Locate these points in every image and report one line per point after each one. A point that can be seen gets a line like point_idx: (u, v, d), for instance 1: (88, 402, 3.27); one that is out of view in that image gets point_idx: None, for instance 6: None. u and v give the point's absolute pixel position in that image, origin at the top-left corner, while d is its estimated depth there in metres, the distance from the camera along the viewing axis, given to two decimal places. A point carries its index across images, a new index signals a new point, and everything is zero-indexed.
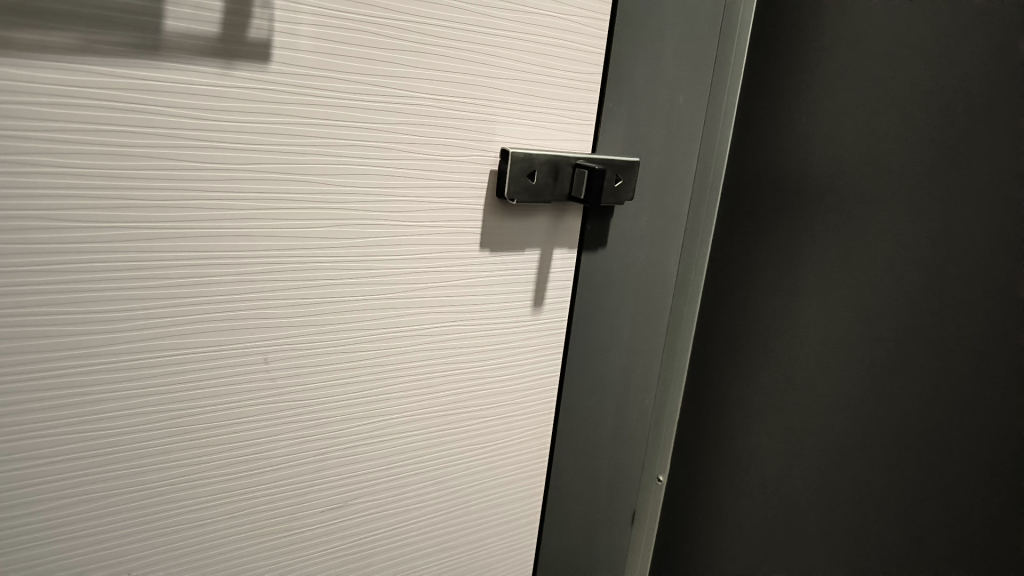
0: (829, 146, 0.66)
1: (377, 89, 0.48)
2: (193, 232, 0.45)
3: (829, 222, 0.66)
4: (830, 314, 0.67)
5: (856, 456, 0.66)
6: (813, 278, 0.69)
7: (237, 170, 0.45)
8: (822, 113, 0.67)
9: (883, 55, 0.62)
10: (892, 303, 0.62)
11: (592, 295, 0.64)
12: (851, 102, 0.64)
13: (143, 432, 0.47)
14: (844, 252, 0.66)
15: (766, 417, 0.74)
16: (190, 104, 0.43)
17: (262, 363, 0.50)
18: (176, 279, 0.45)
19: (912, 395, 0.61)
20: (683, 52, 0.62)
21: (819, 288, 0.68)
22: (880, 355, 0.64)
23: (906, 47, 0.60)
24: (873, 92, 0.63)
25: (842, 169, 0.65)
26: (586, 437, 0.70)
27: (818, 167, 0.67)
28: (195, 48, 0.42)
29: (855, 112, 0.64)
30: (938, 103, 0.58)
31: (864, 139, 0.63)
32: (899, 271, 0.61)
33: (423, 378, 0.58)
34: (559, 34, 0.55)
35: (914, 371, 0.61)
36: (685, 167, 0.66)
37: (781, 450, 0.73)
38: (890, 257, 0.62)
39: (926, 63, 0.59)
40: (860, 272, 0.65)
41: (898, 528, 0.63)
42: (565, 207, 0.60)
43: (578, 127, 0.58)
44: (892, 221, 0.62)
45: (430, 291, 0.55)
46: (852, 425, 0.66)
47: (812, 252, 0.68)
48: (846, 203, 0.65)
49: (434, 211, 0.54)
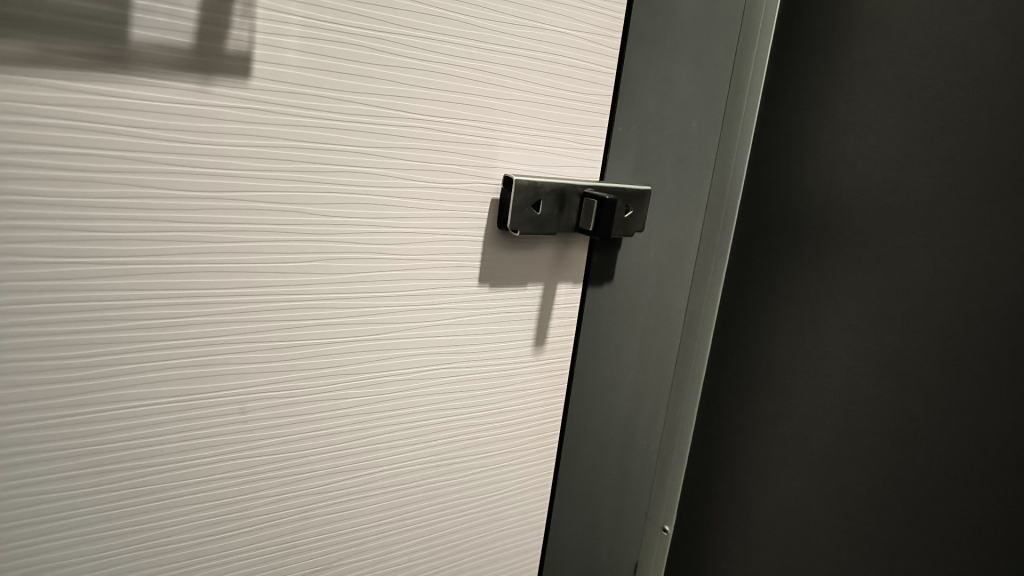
0: (848, 181, 0.63)
1: (371, 108, 0.44)
2: (159, 267, 0.40)
3: (852, 261, 0.63)
4: (847, 356, 0.64)
5: (873, 492, 0.62)
6: (830, 318, 0.65)
7: (211, 198, 0.40)
8: (844, 146, 0.63)
9: (891, 78, 0.59)
10: (904, 321, 0.60)
11: (597, 332, 0.59)
12: (864, 123, 0.61)
13: (101, 496, 0.41)
14: (863, 291, 0.62)
15: (777, 465, 0.70)
16: (160, 123, 0.38)
17: (237, 414, 0.45)
18: (140, 321, 0.40)
19: (936, 445, 0.58)
20: (697, 73, 0.57)
21: (837, 330, 0.64)
22: (896, 382, 0.60)
23: (913, 58, 0.58)
24: (897, 124, 0.59)
25: (862, 197, 0.62)
26: (589, 481, 0.64)
27: (838, 203, 0.63)
28: (167, 60, 0.37)
29: (877, 145, 0.61)
30: (937, 111, 0.57)
31: (887, 173, 0.60)
32: (910, 288, 0.59)
33: (415, 426, 0.52)
34: (567, 51, 0.50)
35: (924, 388, 0.58)
36: (700, 197, 0.62)
37: (792, 501, 0.68)
38: (901, 278, 0.60)
39: (956, 99, 0.56)
40: (879, 314, 0.61)
41: (910, 554, 0.60)
42: (570, 239, 0.55)
43: (587, 153, 0.54)
44: (903, 237, 0.59)
45: (426, 332, 0.50)
46: (868, 460, 0.62)
47: (831, 292, 0.64)
48: (867, 229, 0.62)
49: (431, 243, 0.49)
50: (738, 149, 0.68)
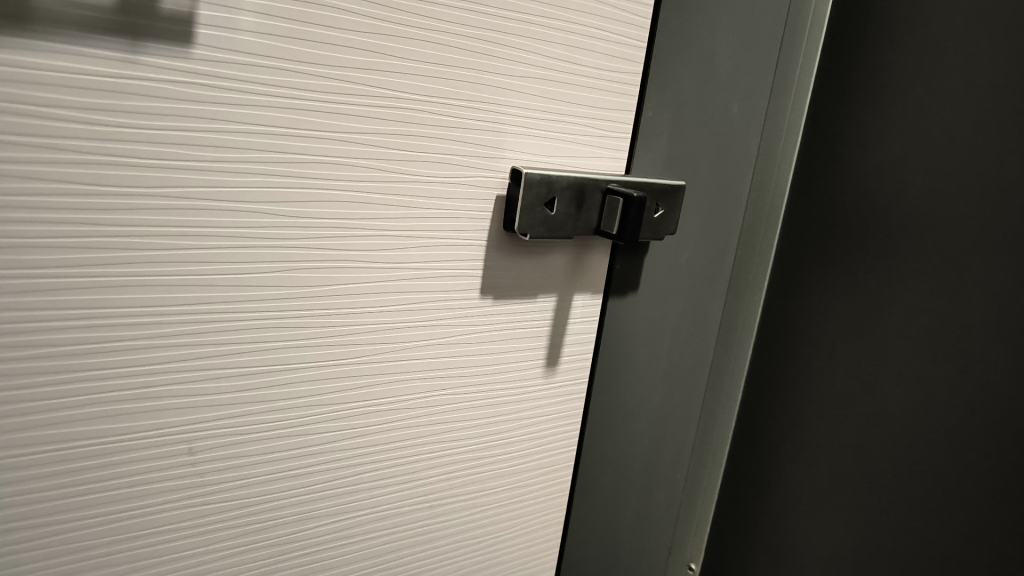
0: (890, 179, 0.55)
1: (348, 85, 0.36)
2: (79, 281, 0.32)
3: (893, 271, 0.55)
4: (883, 377, 0.56)
5: (927, 532, 0.54)
6: (865, 335, 0.57)
7: (148, 196, 0.32)
8: (890, 139, 0.55)
9: (947, 53, 0.51)
10: (962, 337, 0.51)
11: (618, 349, 0.51)
12: (919, 108, 0.53)
13: (9, 557, 0.34)
14: (915, 301, 0.54)
15: (809, 496, 0.62)
16: (76, 102, 0.30)
17: (186, 455, 0.37)
18: (59, 348, 0.32)
19: (963, 488, 0.52)
20: (740, 47, 0.49)
21: (874, 348, 0.56)
22: (954, 408, 0.52)
23: (973, 28, 0.50)
24: (939, 119, 0.52)
25: (920, 194, 0.53)
26: (607, 517, 0.56)
27: (884, 204, 0.55)
28: (82, 20, 0.29)
29: (920, 142, 0.53)
30: (999, 90, 0.48)
31: (928, 174, 0.53)
32: (970, 297, 0.51)
33: (406, 461, 0.44)
34: (590, 20, 0.42)
35: (986, 413, 0.50)
36: (737, 195, 0.53)
37: (821, 537, 0.61)
38: (960, 286, 0.51)
39: (1006, 95, 0.48)
40: (920, 333, 0.53)
41: None
42: (589, 243, 0.47)
43: (611, 141, 0.45)
44: (962, 238, 0.51)
45: (418, 353, 0.43)
46: (920, 496, 0.54)
47: (867, 304, 0.57)
48: (922, 231, 0.53)
49: (425, 249, 0.41)
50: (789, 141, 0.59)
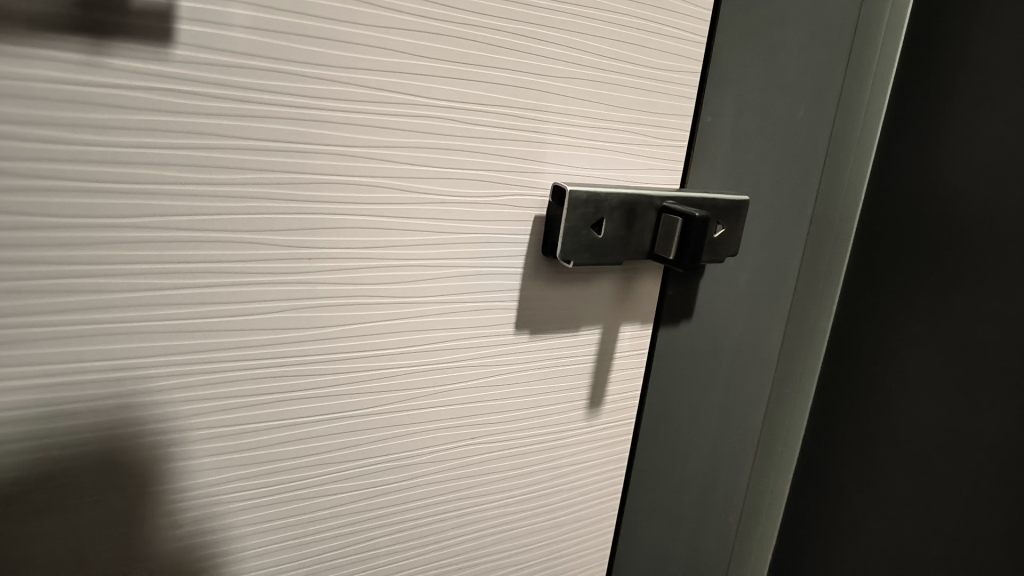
0: (960, 189, 0.49)
1: (364, 90, 0.30)
2: (38, 332, 0.26)
3: (950, 289, 0.49)
4: (937, 407, 0.51)
5: None
6: (939, 364, 0.50)
7: (121, 229, 0.26)
8: (966, 141, 0.48)
9: None
10: None
11: (669, 385, 0.45)
12: (1009, 104, 0.46)
13: None
14: (1004, 325, 0.47)
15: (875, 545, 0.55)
16: (27, 116, 0.24)
17: (171, 531, 0.31)
18: (14, 415, 0.26)
19: None
20: (809, 42, 0.42)
21: (929, 374, 0.51)
22: None
23: None
24: None
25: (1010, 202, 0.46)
26: (653, 568, 0.50)
27: (943, 214, 0.50)
28: (32, 13, 0.23)
29: (992, 145, 0.47)
30: None
31: (998, 184, 0.47)
32: None
33: (432, 522, 0.39)
34: (644, 10, 0.36)
35: None
36: (799, 210, 0.47)
37: None
38: None
39: None
40: (1010, 360, 0.46)
41: None
42: (638, 267, 0.41)
43: (665, 151, 0.39)
44: None
45: (445, 399, 0.37)
46: (1008, 547, 0.47)
47: (923, 328, 0.51)
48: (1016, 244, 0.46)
49: (453, 280, 0.35)
50: (862, 148, 0.52)
